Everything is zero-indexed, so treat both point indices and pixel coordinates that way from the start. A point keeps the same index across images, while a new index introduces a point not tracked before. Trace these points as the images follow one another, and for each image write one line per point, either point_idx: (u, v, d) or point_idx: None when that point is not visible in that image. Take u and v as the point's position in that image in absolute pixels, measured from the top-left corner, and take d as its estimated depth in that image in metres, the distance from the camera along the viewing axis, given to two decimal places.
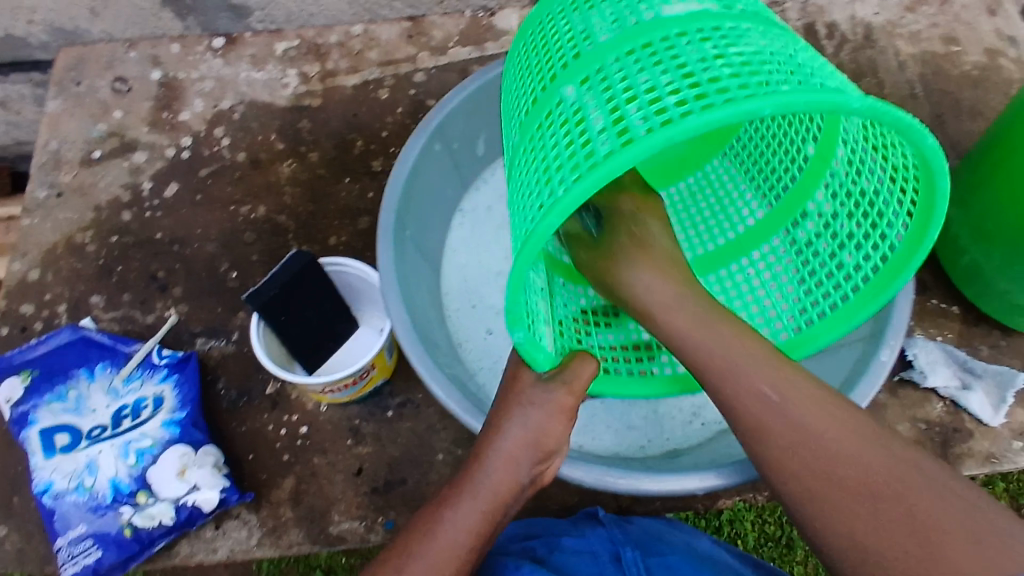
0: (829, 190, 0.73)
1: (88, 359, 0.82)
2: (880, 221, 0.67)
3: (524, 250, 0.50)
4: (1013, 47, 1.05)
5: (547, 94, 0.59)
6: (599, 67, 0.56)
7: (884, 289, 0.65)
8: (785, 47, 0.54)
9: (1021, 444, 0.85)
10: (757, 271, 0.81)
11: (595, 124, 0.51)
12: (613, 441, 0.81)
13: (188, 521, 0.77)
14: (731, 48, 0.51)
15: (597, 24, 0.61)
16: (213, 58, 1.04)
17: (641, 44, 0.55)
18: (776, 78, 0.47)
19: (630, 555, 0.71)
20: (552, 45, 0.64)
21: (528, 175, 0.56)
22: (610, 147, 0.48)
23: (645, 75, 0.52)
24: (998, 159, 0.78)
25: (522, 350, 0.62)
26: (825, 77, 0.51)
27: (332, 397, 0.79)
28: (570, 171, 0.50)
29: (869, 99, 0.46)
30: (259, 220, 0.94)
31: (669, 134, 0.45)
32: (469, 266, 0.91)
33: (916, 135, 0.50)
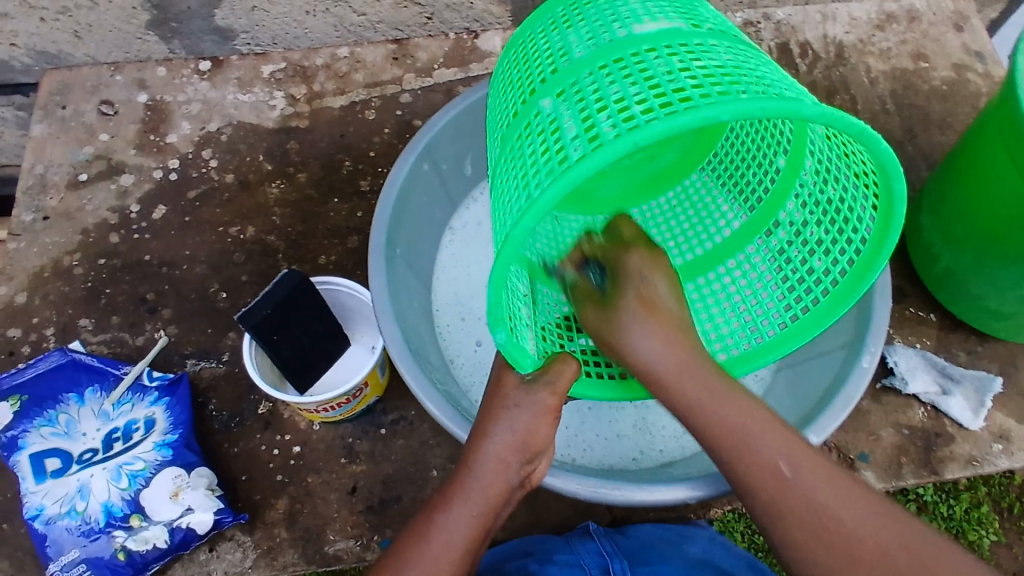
0: (797, 200, 0.75)
1: (79, 382, 0.82)
2: (847, 225, 0.70)
3: (506, 250, 0.51)
4: (979, 63, 1.09)
5: (526, 108, 0.60)
6: (574, 81, 0.57)
7: (849, 294, 0.68)
8: (751, 60, 0.56)
9: (999, 446, 0.88)
10: (736, 277, 0.81)
11: (568, 133, 0.52)
12: (603, 452, 0.82)
13: (182, 544, 0.77)
14: (696, 62, 0.53)
15: (574, 41, 0.63)
16: (200, 81, 1.04)
17: (613, 60, 0.57)
18: (736, 88, 0.49)
19: (619, 566, 0.74)
20: (532, 59, 0.66)
21: (509, 182, 0.57)
22: (582, 152, 0.49)
23: (616, 87, 0.53)
24: (964, 166, 0.81)
25: (505, 353, 0.64)
26: (785, 87, 0.52)
27: (325, 416, 0.80)
28: (545, 177, 0.51)
29: (826, 107, 0.47)
30: (249, 241, 0.94)
31: (634, 139, 0.46)
32: (460, 282, 0.92)
33: (872, 141, 0.52)
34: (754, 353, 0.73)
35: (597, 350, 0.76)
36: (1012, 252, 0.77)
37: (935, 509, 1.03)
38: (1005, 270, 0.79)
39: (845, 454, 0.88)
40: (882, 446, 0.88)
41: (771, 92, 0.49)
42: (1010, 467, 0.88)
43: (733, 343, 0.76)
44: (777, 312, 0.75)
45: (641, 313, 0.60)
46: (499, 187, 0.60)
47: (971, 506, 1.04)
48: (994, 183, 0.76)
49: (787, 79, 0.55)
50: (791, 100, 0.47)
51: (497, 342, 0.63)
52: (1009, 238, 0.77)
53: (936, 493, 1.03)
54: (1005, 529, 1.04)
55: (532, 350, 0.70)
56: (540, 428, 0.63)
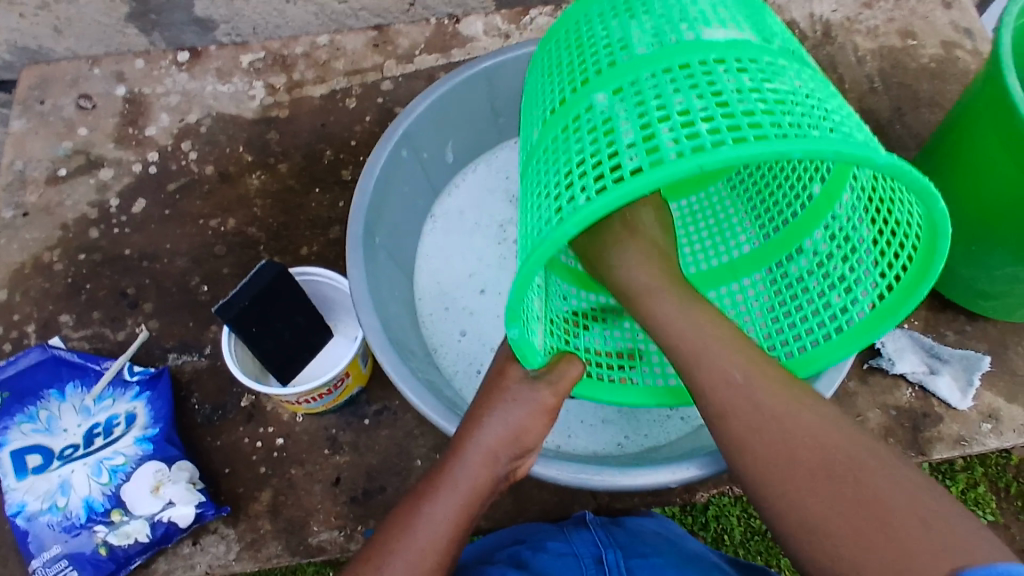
0: (826, 231, 0.74)
1: (59, 378, 0.81)
2: (864, 269, 0.67)
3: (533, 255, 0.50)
4: (969, 39, 1.07)
5: (577, 98, 0.59)
6: (633, 79, 0.56)
7: (869, 332, 0.65)
8: (819, 91, 0.55)
9: (989, 426, 0.87)
10: (745, 296, 0.80)
11: (623, 137, 0.51)
12: (589, 438, 0.81)
13: (164, 538, 0.76)
14: (766, 83, 0.52)
15: (636, 35, 0.61)
16: (179, 72, 1.03)
17: (678, 65, 0.55)
18: (807, 122, 0.47)
19: (612, 557, 0.71)
20: (588, 48, 0.64)
21: (547, 176, 0.56)
22: (637, 163, 0.47)
23: (679, 96, 0.51)
24: (951, 145, 0.80)
25: (516, 350, 0.62)
26: (852, 127, 0.50)
27: (307, 407, 0.79)
28: (594, 180, 0.49)
29: (894, 157, 0.45)
30: (229, 233, 0.94)
31: (699, 161, 0.43)
32: (443, 270, 0.91)
33: (930, 200, 0.50)
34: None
35: (599, 351, 0.76)
36: (1001, 233, 0.76)
37: None
38: (995, 253, 0.78)
39: None
40: (870, 428, 0.87)
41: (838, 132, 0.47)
42: (1000, 448, 0.87)
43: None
44: (780, 340, 0.73)
45: (643, 339, 0.57)
46: (535, 180, 0.58)
47: (967, 486, 1.03)
48: (982, 166, 0.75)
49: (847, 112, 0.54)
50: (864, 145, 0.44)
51: (511, 338, 0.61)
52: (998, 219, 0.75)
53: (933, 474, 1.03)
54: (1001, 510, 1.03)
55: (542, 343, 0.68)
56: (516, 415, 0.62)
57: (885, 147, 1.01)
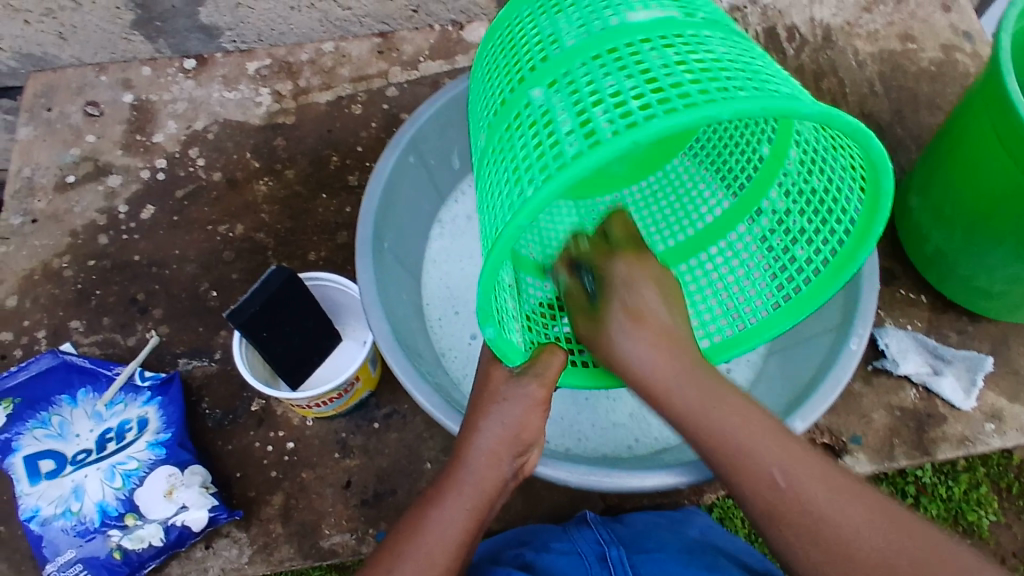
0: (780, 189, 0.74)
1: (71, 384, 0.82)
2: (831, 216, 0.69)
3: (495, 246, 0.50)
4: (967, 43, 1.09)
5: (515, 96, 0.58)
6: (566, 70, 0.55)
7: (840, 272, 0.67)
8: (748, 55, 0.55)
9: (992, 425, 0.88)
10: (718, 264, 0.80)
11: (561, 127, 0.51)
12: (598, 441, 0.82)
13: (177, 542, 0.77)
14: (692, 55, 0.52)
15: (564, 28, 0.60)
16: (185, 80, 1.04)
17: (607, 50, 0.55)
18: (733, 83, 0.48)
19: (615, 553, 0.72)
20: (522, 45, 0.63)
21: (497, 176, 0.56)
22: (577, 148, 0.47)
23: (611, 80, 0.52)
24: (950, 145, 0.82)
25: (494, 347, 0.63)
26: (780, 83, 0.51)
27: (318, 411, 0.80)
28: (539, 172, 0.49)
29: (822, 105, 0.47)
30: (237, 239, 0.94)
31: (632, 137, 0.45)
32: (450, 275, 0.92)
33: (865, 141, 0.52)
34: (733, 339, 0.73)
35: (576, 328, 0.76)
36: (999, 229, 0.77)
37: (931, 490, 1.05)
38: (995, 250, 0.79)
39: (837, 437, 0.88)
40: (874, 428, 0.88)
41: (772, 89, 0.48)
42: (1003, 446, 0.88)
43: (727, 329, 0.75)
44: (767, 294, 0.74)
45: (626, 324, 0.59)
46: (488, 178, 0.58)
47: (969, 487, 1.04)
48: (981, 164, 0.76)
49: (784, 75, 0.54)
50: (790, 98, 0.46)
51: (487, 338, 0.62)
52: (997, 216, 0.76)
53: (934, 475, 1.05)
54: (1003, 509, 1.04)
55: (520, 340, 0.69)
56: (527, 418, 0.63)
57: (885, 150, 1.02)
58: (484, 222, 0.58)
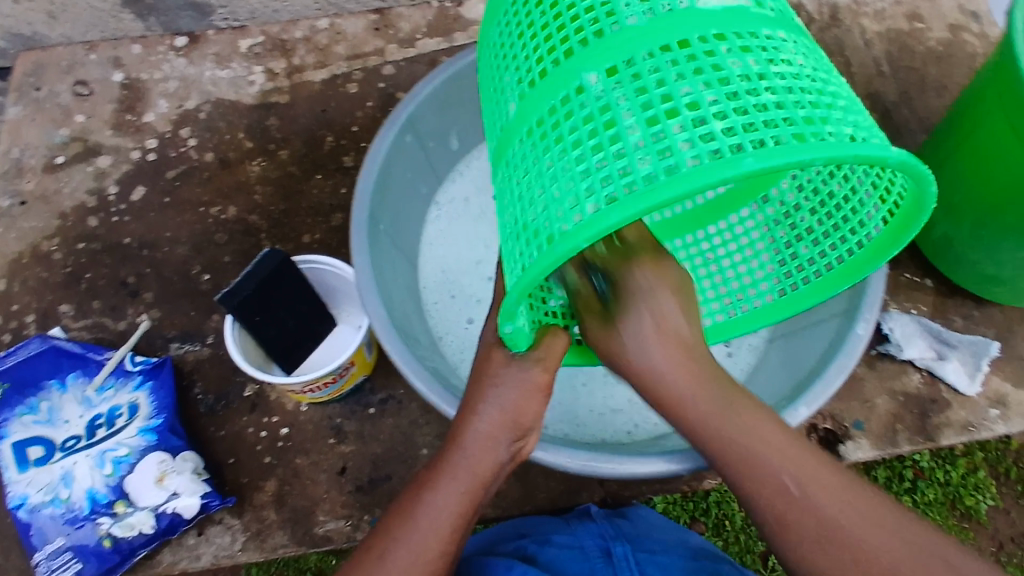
0: (794, 182, 0.75)
1: (60, 369, 0.80)
2: (845, 224, 0.66)
3: (529, 274, 0.45)
4: (977, 22, 1.06)
5: (562, 71, 0.52)
6: (628, 57, 0.49)
7: (828, 288, 0.65)
8: (820, 68, 0.51)
9: (997, 412, 0.87)
10: (714, 245, 0.79)
11: (629, 134, 0.44)
12: (597, 426, 0.80)
13: (169, 529, 0.75)
14: (772, 66, 0.47)
15: (625, 2, 0.54)
16: (176, 58, 1.02)
17: (676, 40, 0.49)
18: (823, 119, 0.44)
19: (621, 550, 0.70)
20: (566, 5, 0.57)
21: (541, 172, 0.51)
22: (651, 170, 0.42)
23: (685, 84, 0.46)
24: (960, 130, 0.79)
25: (506, 338, 0.59)
26: (859, 116, 0.47)
27: (312, 396, 0.78)
28: (599, 185, 0.44)
29: (905, 154, 0.43)
30: (230, 221, 0.92)
31: (720, 175, 0.38)
32: (447, 258, 0.90)
33: (924, 184, 0.49)
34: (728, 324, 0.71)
35: None
36: (1009, 216, 0.75)
37: (928, 474, 1.04)
38: (1003, 239, 0.77)
39: (840, 423, 0.87)
40: (878, 414, 0.87)
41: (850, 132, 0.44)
42: (1008, 434, 0.86)
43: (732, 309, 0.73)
44: (772, 282, 0.72)
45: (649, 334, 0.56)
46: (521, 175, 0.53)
47: (968, 471, 1.03)
48: (993, 148, 0.74)
49: (856, 101, 0.50)
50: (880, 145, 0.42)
51: (503, 331, 0.57)
52: (1006, 205, 0.75)
53: (932, 459, 1.04)
54: (1002, 495, 1.03)
55: (525, 322, 0.62)
56: (524, 402, 0.61)
57: (891, 132, 1.00)
58: (509, 218, 0.54)
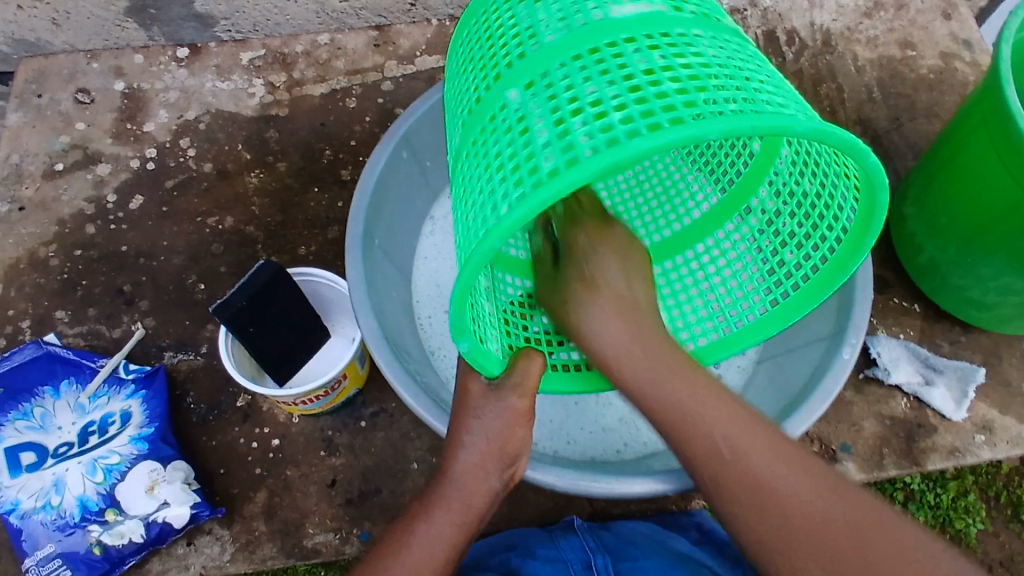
0: (772, 188, 0.74)
1: (54, 375, 0.81)
2: (821, 222, 0.67)
3: (467, 268, 0.47)
4: (967, 51, 1.08)
5: (491, 95, 0.55)
6: (544, 71, 0.52)
7: (818, 291, 0.66)
8: (740, 57, 0.52)
9: (981, 436, 0.88)
10: (704, 263, 0.80)
11: (538, 136, 0.47)
12: (586, 444, 0.81)
13: (158, 538, 0.76)
14: (679, 59, 0.49)
15: (543, 20, 0.57)
16: (178, 69, 1.03)
17: (588, 50, 0.52)
18: (721, 95, 0.45)
19: (601, 562, 0.72)
20: (497, 37, 0.60)
21: (472, 177, 0.53)
22: (554, 164, 0.44)
23: (590, 85, 0.48)
24: (948, 156, 0.80)
25: (470, 358, 0.61)
26: (771, 94, 0.48)
27: (303, 408, 0.79)
28: (513, 187, 0.46)
29: (817, 123, 0.44)
30: (227, 232, 0.93)
31: (610, 159, 0.41)
32: (440, 273, 0.91)
33: (860, 156, 0.49)
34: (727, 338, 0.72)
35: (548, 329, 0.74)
36: (996, 243, 0.76)
37: (920, 497, 1.04)
38: (989, 260, 0.78)
39: (827, 445, 0.87)
40: (864, 437, 0.88)
41: (765, 104, 0.45)
42: (992, 458, 0.87)
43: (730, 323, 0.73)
44: (762, 292, 0.73)
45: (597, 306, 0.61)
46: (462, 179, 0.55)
47: (958, 495, 1.04)
48: (981, 175, 0.75)
49: (776, 79, 0.52)
50: (780, 115, 0.43)
51: (463, 352, 0.60)
52: (992, 227, 0.76)
53: (923, 481, 1.04)
54: (991, 518, 1.04)
55: (497, 349, 0.68)
56: (515, 429, 0.62)
57: (882, 157, 1.02)
58: (458, 225, 0.56)
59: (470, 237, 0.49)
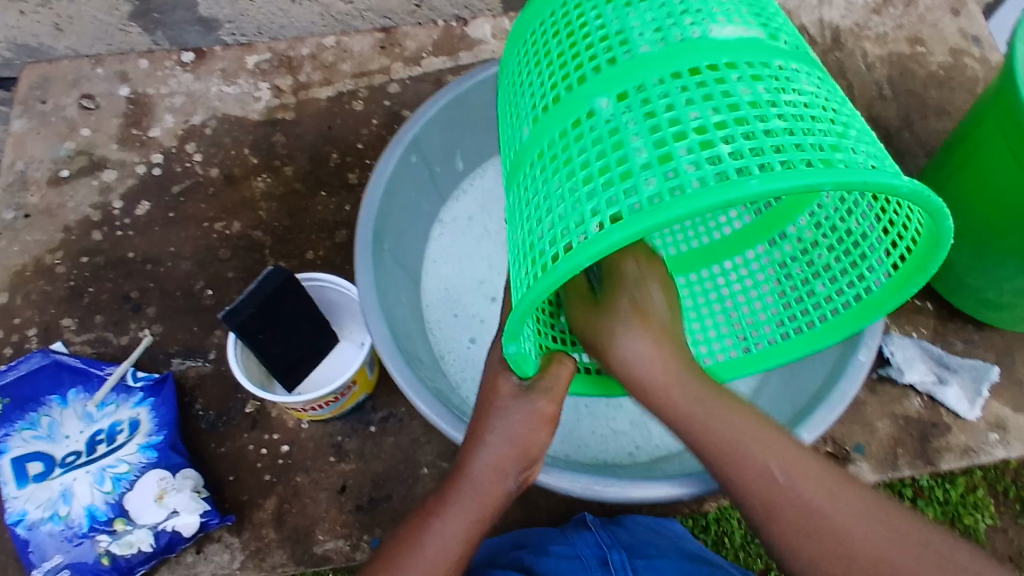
0: (812, 218, 0.73)
1: (61, 384, 0.80)
2: (860, 262, 0.66)
3: (540, 284, 0.46)
4: (977, 47, 1.07)
5: (575, 99, 0.53)
6: (639, 82, 0.51)
7: (852, 323, 0.64)
8: (834, 99, 0.51)
9: (998, 436, 0.86)
10: (729, 280, 0.79)
11: (636, 153, 0.46)
12: (598, 448, 0.80)
13: (167, 547, 0.75)
14: (782, 95, 0.48)
15: (636, 28, 0.55)
16: (183, 73, 1.02)
17: (685, 70, 0.50)
18: (827, 141, 0.44)
19: (618, 557, 0.70)
20: (579, 38, 0.58)
21: (547, 186, 0.52)
22: (657, 189, 0.43)
23: (693, 110, 0.46)
24: (961, 155, 0.79)
25: (511, 361, 0.59)
26: (867, 143, 0.47)
27: (313, 414, 0.78)
28: (605, 206, 0.45)
29: (916, 182, 0.43)
30: (233, 237, 0.93)
31: (727, 196, 0.39)
32: (450, 276, 0.90)
33: (937, 220, 0.49)
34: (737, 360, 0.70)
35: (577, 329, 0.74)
36: (1010, 243, 0.75)
37: (927, 492, 1.02)
38: (1006, 261, 0.77)
39: (840, 445, 0.87)
40: (878, 438, 0.87)
41: (865, 154, 0.45)
42: (1009, 458, 0.86)
43: (739, 340, 0.73)
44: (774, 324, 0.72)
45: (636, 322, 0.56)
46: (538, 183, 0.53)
47: (966, 490, 1.02)
48: (993, 174, 0.74)
49: (865, 124, 0.51)
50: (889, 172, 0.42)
51: (508, 352, 0.58)
52: (1008, 229, 0.75)
53: (930, 478, 1.02)
54: (1001, 514, 1.02)
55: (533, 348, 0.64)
56: (528, 435, 0.61)
57: (893, 155, 1.00)
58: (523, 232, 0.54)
59: (546, 249, 0.48)
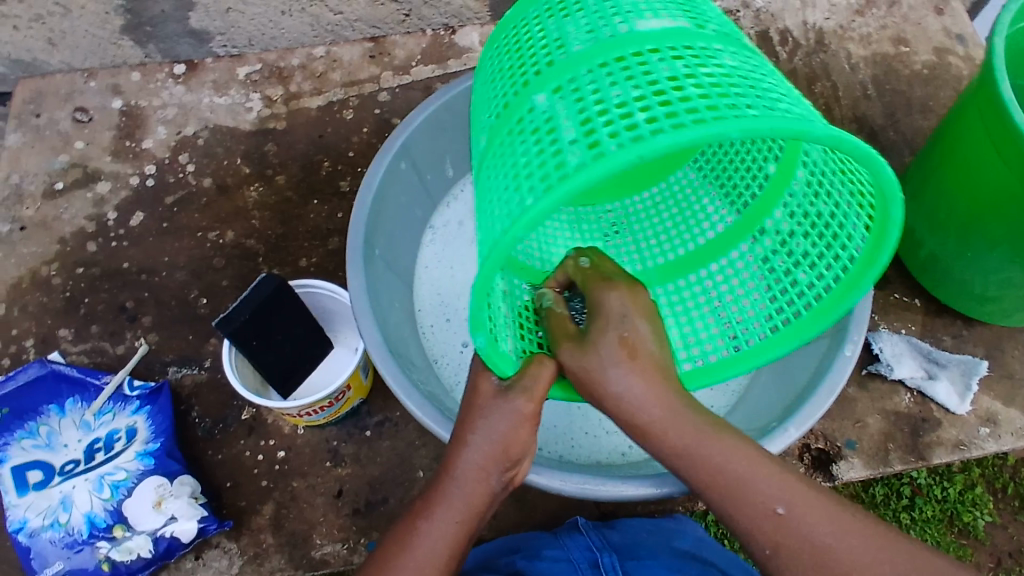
0: (785, 209, 0.73)
1: (59, 394, 0.81)
2: (836, 240, 0.67)
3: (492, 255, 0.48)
4: (960, 46, 1.08)
5: (520, 100, 0.56)
6: (572, 76, 0.53)
7: (834, 307, 0.65)
8: (757, 72, 0.53)
9: (987, 429, 0.88)
10: (716, 283, 0.77)
11: (566, 134, 0.48)
12: (591, 448, 0.81)
13: (167, 553, 0.76)
14: (701, 69, 0.50)
15: (571, 32, 0.58)
16: (175, 85, 1.03)
17: (614, 57, 0.52)
18: (742, 100, 0.46)
19: (608, 560, 0.72)
20: (526, 47, 0.61)
21: (495, 178, 0.54)
22: (581, 159, 0.45)
23: (617, 88, 0.49)
24: (943, 151, 0.81)
25: (486, 357, 0.61)
26: (790, 103, 0.49)
27: (308, 419, 0.79)
28: (539, 182, 0.47)
29: (835, 130, 0.46)
30: (228, 246, 0.94)
31: (638, 151, 0.43)
32: (442, 281, 0.91)
33: (876, 165, 0.51)
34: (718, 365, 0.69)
35: None
36: (995, 235, 0.77)
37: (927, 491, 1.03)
38: (992, 253, 0.78)
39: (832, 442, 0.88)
40: (869, 433, 0.88)
41: (783, 105, 0.47)
42: (998, 451, 0.87)
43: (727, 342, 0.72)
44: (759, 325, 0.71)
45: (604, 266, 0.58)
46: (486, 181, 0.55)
47: (965, 487, 1.03)
48: (976, 168, 0.75)
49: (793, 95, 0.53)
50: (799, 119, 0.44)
51: (479, 347, 0.60)
52: (991, 218, 0.76)
53: (930, 476, 1.03)
54: (999, 510, 1.04)
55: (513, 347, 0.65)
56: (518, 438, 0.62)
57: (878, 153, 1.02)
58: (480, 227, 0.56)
59: (493, 232, 0.50)
